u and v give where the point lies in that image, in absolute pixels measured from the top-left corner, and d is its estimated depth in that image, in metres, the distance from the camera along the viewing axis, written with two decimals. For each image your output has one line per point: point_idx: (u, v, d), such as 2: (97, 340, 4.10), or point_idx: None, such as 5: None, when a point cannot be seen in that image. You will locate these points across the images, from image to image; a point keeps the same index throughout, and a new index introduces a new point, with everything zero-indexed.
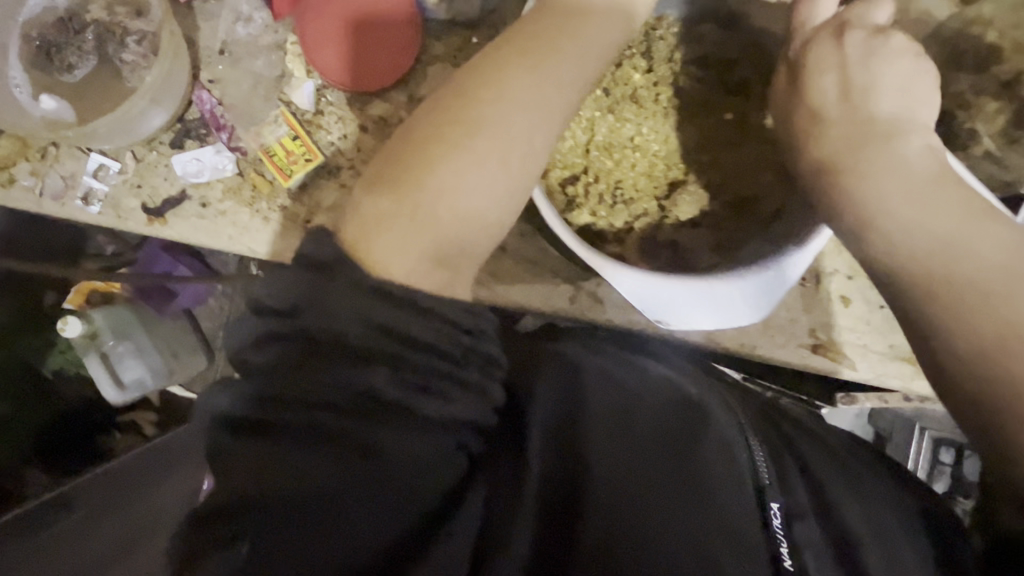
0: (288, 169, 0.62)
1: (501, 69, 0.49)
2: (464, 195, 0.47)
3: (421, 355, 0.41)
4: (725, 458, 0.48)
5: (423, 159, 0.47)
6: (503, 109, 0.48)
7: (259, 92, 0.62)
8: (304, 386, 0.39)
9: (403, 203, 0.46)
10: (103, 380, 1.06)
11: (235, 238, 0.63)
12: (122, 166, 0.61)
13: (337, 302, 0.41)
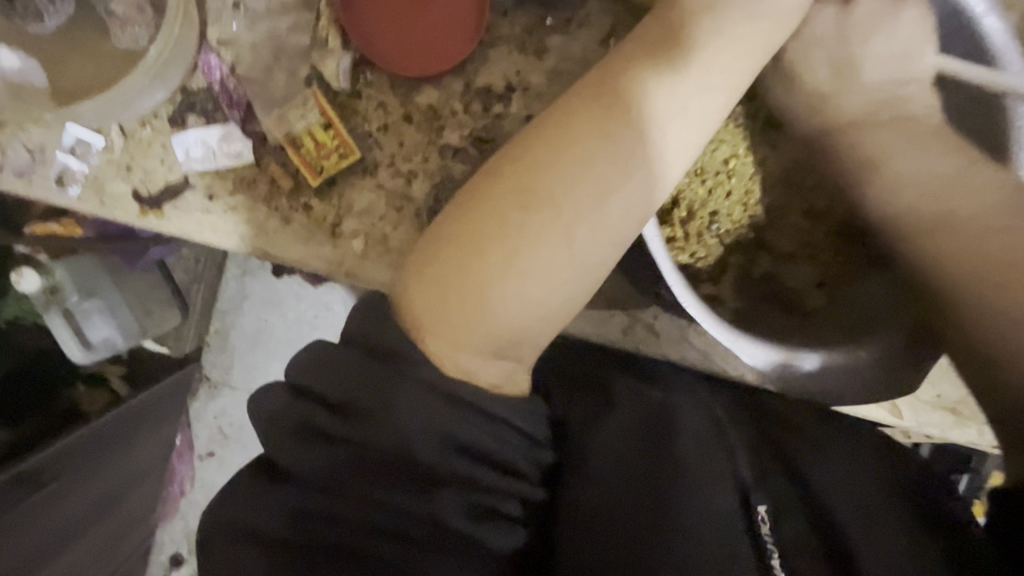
0: (317, 164, 0.52)
1: (581, 123, 0.39)
2: (535, 279, 0.37)
3: (428, 452, 0.35)
4: (712, 476, 0.43)
5: (484, 243, 0.37)
6: (585, 176, 0.38)
7: (283, 63, 0.51)
8: (312, 475, 0.36)
9: (461, 297, 0.37)
10: (67, 341, 0.87)
11: (246, 239, 0.52)
12: (108, 143, 0.50)
13: (359, 391, 0.36)
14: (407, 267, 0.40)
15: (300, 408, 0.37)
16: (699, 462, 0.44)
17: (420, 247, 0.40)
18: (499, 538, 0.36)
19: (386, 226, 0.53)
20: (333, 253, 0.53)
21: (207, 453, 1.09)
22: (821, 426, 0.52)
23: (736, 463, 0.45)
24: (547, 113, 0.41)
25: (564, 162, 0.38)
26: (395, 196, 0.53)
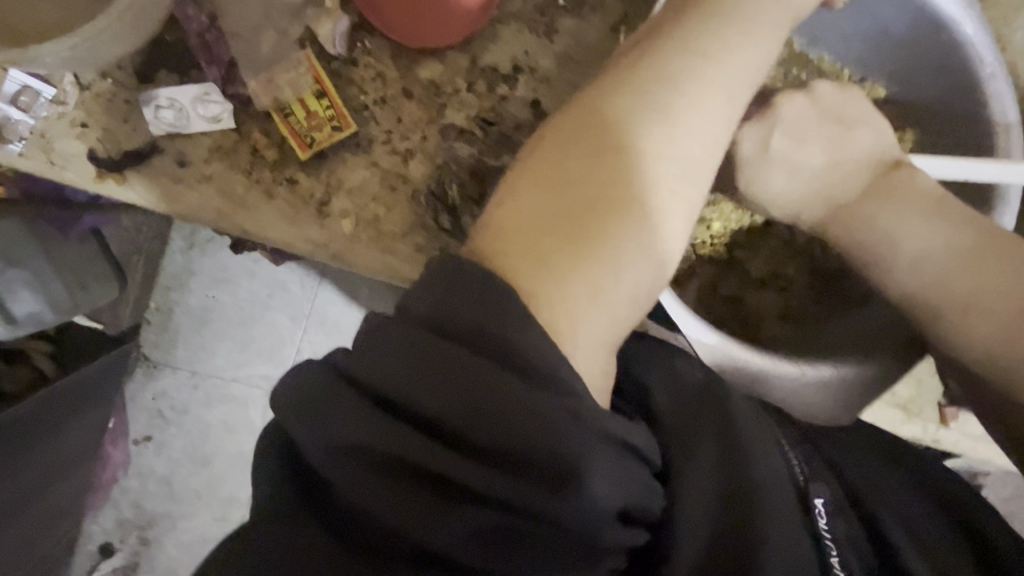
0: (307, 136, 0.47)
1: (675, 69, 0.36)
2: (630, 252, 0.32)
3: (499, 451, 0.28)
4: (776, 472, 0.35)
5: (604, 200, 0.33)
6: (693, 127, 0.35)
7: (272, 22, 0.46)
8: (351, 483, 0.28)
9: (571, 260, 0.31)
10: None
11: (222, 213, 0.47)
12: (60, 95, 0.44)
13: (428, 387, 0.28)
14: (483, 231, 0.33)
15: (347, 410, 0.28)
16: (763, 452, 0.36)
17: (496, 213, 0.33)
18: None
19: (379, 207, 0.50)
20: (321, 234, 0.49)
21: (144, 438, 1.00)
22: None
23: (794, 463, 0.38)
24: (629, 71, 0.36)
25: (674, 111, 0.35)
26: (391, 175, 0.50)
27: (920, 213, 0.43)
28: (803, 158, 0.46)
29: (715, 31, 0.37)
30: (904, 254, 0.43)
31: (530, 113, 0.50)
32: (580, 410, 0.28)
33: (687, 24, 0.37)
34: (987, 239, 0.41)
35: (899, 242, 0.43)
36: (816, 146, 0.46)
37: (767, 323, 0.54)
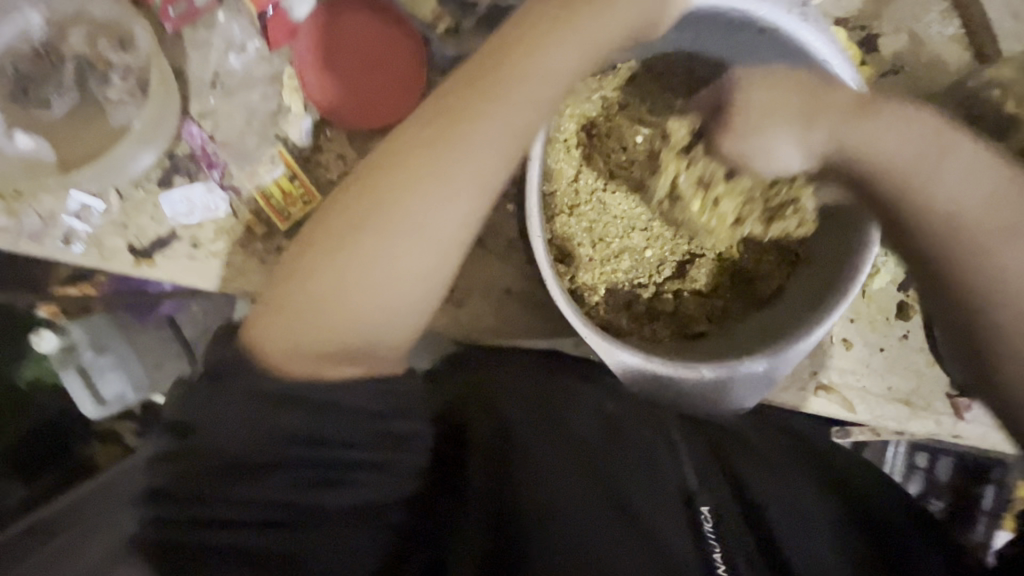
0: (285, 211, 0.59)
1: (438, 137, 0.44)
2: (373, 276, 0.44)
3: (235, 448, 0.42)
4: (649, 485, 0.50)
5: (345, 241, 0.44)
6: (443, 184, 0.43)
7: (254, 128, 0.59)
8: (207, 488, 0.42)
9: (328, 282, 0.44)
10: (82, 397, 0.90)
11: (229, 281, 0.60)
12: (106, 206, 0.58)
13: (214, 401, 0.43)
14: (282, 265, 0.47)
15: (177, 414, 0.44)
16: (627, 463, 0.51)
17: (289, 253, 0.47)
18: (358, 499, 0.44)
19: None
20: None
21: None
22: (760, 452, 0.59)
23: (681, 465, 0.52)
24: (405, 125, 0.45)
25: (422, 170, 0.43)
26: None
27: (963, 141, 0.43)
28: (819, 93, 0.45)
29: (482, 101, 0.44)
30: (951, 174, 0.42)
31: None
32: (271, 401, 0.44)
33: (454, 94, 0.44)
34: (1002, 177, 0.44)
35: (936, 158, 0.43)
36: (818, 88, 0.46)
37: (686, 321, 0.60)
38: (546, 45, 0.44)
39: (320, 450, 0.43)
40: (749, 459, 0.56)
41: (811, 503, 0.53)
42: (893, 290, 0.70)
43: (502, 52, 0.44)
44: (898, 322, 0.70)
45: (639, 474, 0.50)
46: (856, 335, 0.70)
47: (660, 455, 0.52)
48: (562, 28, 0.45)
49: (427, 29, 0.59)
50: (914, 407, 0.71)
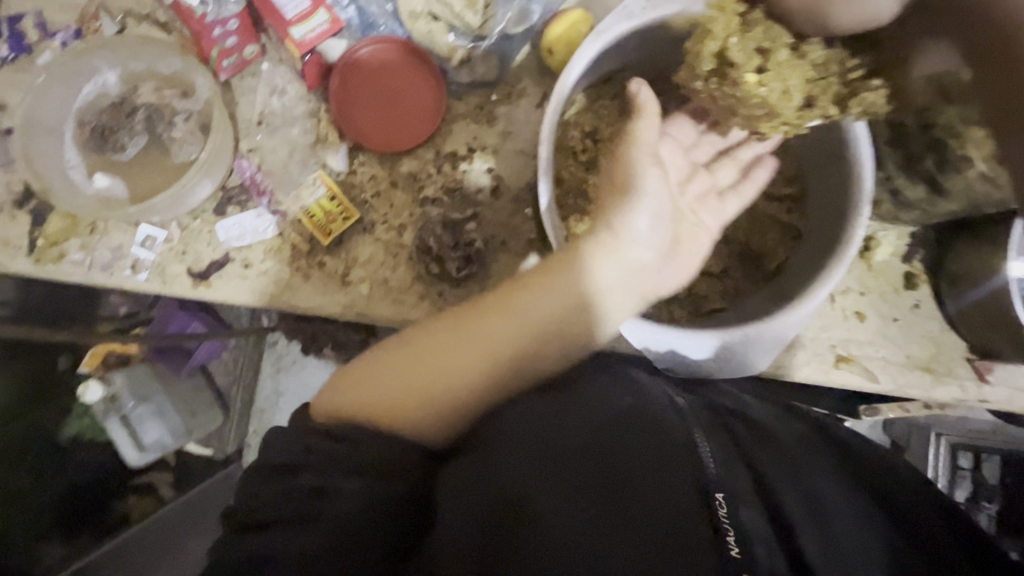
0: (327, 228, 0.65)
1: (547, 274, 0.48)
2: (480, 347, 0.47)
3: (296, 445, 0.43)
4: (652, 471, 0.39)
5: (471, 309, 0.48)
6: (529, 315, 0.48)
7: (296, 158, 0.66)
8: (259, 504, 0.40)
9: (407, 361, 0.47)
10: (125, 444, 1.03)
11: (277, 295, 0.66)
12: (167, 235, 0.64)
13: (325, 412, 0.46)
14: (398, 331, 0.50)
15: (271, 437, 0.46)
16: (647, 453, 0.41)
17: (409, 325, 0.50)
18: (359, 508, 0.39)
19: (387, 271, 0.67)
20: (347, 297, 0.67)
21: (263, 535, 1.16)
22: (766, 417, 0.53)
23: (700, 455, 0.41)
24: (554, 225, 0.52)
25: (523, 300, 0.48)
26: (390, 245, 0.67)
27: None
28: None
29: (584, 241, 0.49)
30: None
31: (486, 176, 0.67)
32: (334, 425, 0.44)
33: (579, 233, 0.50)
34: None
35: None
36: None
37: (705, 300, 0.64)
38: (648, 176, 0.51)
39: (368, 442, 0.42)
40: (779, 464, 0.46)
41: (846, 532, 0.42)
42: (898, 261, 0.73)
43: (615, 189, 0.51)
44: (908, 292, 0.73)
45: (643, 459, 0.40)
46: (869, 307, 0.73)
47: (663, 432, 0.42)
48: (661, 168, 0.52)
49: (444, 61, 0.67)
50: (936, 374, 0.73)
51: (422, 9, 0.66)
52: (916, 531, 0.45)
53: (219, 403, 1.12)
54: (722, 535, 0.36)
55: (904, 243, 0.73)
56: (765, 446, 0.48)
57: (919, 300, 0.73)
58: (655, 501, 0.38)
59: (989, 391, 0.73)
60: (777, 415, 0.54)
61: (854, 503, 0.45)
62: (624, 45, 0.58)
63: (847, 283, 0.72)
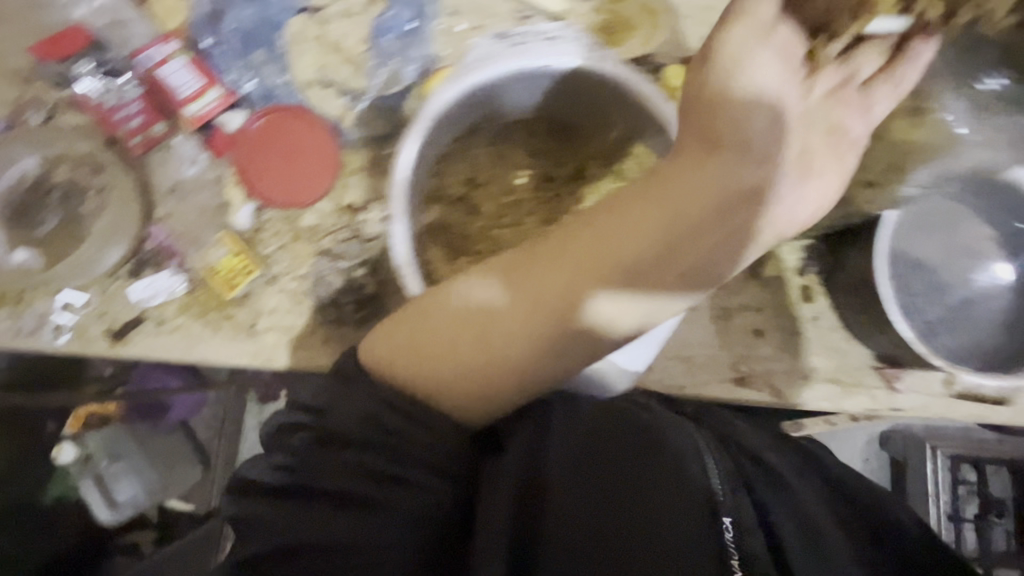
0: (232, 282, 0.70)
1: (614, 228, 0.48)
2: (533, 307, 0.50)
3: (337, 427, 0.47)
4: (673, 501, 0.45)
5: (533, 262, 0.50)
6: (576, 282, 0.48)
7: (204, 220, 0.72)
8: (311, 478, 0.46)
9: (465, 313, 0.51)
10: (97, 503, 1.16)
11: (190, 349, 0.70)
12: (86, 299, 0.69)
13: (329, 397, 0.48)
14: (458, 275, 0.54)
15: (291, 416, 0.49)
16: (657, 475, 0.46)
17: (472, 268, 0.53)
18: (397, 500, 0.45)
19: (291, 318, 0.71)
20: (254, 345, 0.71)
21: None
22: (761, 442, 0.60)
23: (712, 482, 0.46)
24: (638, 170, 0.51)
25: (573, 269, 0.49)
26: (294, 294, 0.71)
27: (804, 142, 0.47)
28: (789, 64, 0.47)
29: (633, 203, 0.49)
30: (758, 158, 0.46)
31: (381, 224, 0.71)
32: (377, 411, 0.47)
33: (635, 201, 0.49)
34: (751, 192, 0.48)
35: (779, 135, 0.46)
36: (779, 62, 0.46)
37: None
38: (749, 86, 0.46)
39: (402, 432, 0.46)
40: (777, 496, 0.54)
41: (836, 544, 0.52)
42: (797, 276, 0.74)
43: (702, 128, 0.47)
44: (807, 305, 0.74)
45: (661, 491, 0.45)
46: (769, 323, 0.74)
47: (685, 467, 0.47)
48: (727, 94, 0.46)
49: (337, 121, 0.72)
50: (844, 385, 0.73)
51: (314, 77, 0.72)
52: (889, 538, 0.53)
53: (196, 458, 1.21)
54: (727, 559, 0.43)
55: (796, 257, 0.74)
56: (758, 473, 0.55)
57: (818, 312, 0.74)
58: (665, 525, 0.44)
59: (900, 399, 0.73)
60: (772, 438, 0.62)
61: (809, 522, 0.53)
62: (495, 93, 0.60)
63: (745, 300, 0.74)
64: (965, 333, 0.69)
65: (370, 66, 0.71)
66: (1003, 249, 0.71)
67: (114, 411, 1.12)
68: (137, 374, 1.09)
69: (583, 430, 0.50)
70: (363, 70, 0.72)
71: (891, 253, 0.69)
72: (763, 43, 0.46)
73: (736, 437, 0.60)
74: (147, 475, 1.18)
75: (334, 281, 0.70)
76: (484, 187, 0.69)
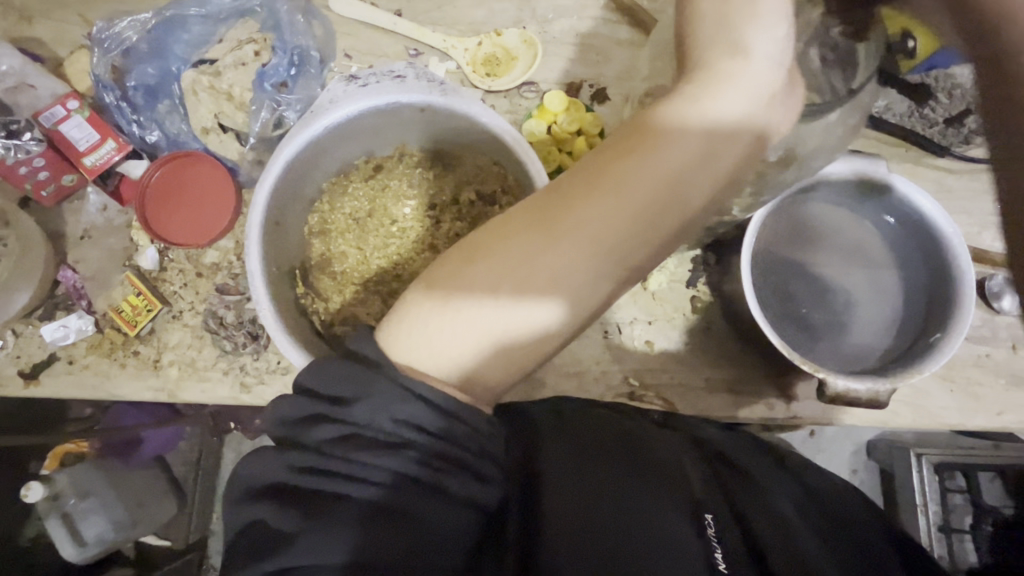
0: (134, 320, 0.73)
1: (548, 248, 0.44)
2: (533, 297, 0.45)
3: (392, 426, 0.40)
4: (671, 502, 0.48)
5: (534, 244, 0.44)
6: (600, 253, 0.44)
7: (113, 262, 0.76)
8: (366, 479, 0.38)
9: (514, 303, 0.44)
10: (63, 539, 1.10)
11: (97, 385, 0.73)
12: (2, 343, 0.73)
13: (350, 386, 0.41)
14: (446, 258, 0.47)
15: (298, 405, 0.41)
16: (665, 484, 0.49)
17: (449, 254, 0.47)
18: (467, 510, 0.40)
19: (194, 352, 0.74)
20: (158, 380, 0.73)
21: None
22: (743, 450, 0.63)
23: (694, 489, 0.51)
24: (615, 147, 0.46)
25: (591, 245, 0.44)
26: (197, 329, 0.74)
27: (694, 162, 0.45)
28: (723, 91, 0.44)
29: (634, 164, 0.44)
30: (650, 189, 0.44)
31: None
32: (413, 412, 0.41)
33: (630, 188, 0.44)
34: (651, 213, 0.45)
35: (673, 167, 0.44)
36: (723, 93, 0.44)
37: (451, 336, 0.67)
38: (720, 91, 0.44)
39: (472, 436, 0.42)
40: (751, 496, 0.55)
41: (816, 547, 0.51)
42: (682, 287, 0.76)
43: (671, 110, 0.45)
44: (697, 316, 0.75)
45: (663, 495, 0.48)
46: (658, 335, 0.75)
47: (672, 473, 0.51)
48: (717, 90, 0.44)
49: (235, 164, 0.77)
50: (741, 395, 0.73)
51: (212, 124, 0.77)
52: (856, 535, 0.56)
53: (171, 493, 1.25)
54: (712, 550, 0.47)
55: (686, 268, 0.76)
56: (739, 476, 0.57)
57: (708, 321, 0.75)
58: (687, 527, 0.47)
59: (797, 407, 0.72)
60: (749, 449, 0.64)
61: (785, 515, 0.54)
62: (357, 128, 0.66)
63: (634, 313, 0.75)
64: (854, 334, 0.70)
65: (250, 109, 0.75)
66: (884, 244, 0.71)
67: (88, 448, 1.10)
68: (112, 414, 1.09)
69: (579, 437, 0.49)
70: (247, 115, 0.76)
71: (759, 256, 0.71)
72: (765, 23, 0.44)
73: (717, 446, 0.62)
74: (117, 511, 1.16)
75: (225, 315, 0.74)
76: (364, 217, 0.72)
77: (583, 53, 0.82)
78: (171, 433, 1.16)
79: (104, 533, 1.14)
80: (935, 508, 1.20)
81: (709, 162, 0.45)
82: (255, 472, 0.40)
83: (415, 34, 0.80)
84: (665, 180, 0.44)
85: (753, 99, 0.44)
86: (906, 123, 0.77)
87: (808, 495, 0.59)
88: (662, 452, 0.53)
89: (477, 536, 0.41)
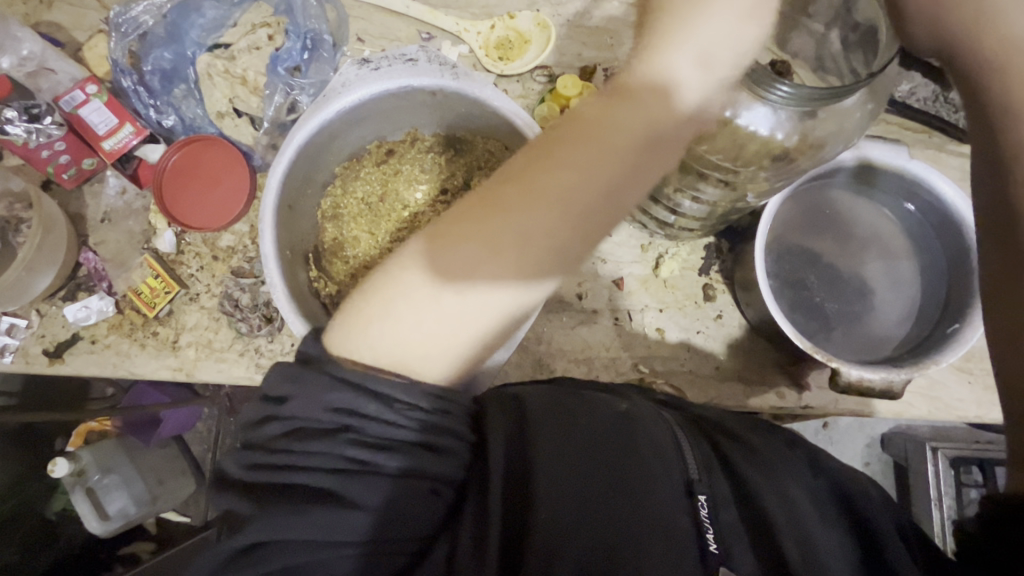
0: (152, 302, 0.75)
1: (492, 247, 0.44)
2: (476, 296, 0.45)
3: (323, 420, 0.41)
4: (654, 481, 0.47)
5: (472, 245, 0.44)
6: (545, 250, 0.45)
7: (131, 245, 0.78)
8: (313, 462, 0.39)
9: (474, 301, 0.45)
10: (89, 515, 1.13)
11: (118, 365, 0.75)
12: (27, 322, 0.75)
13: (288, 385, 0.42)
14: (400, 254, 0.47)
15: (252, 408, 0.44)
16: (646, 464, 0.48)
17: (411, 246, 0.47)
18: (417, 485, 0.41)
19: (211, 334, 0.75)
20: (176, 360, 0.74)
21: None
22: (746, 425, 0.62)
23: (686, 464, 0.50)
24: (557, 140, 0.46)
25: (534, 241, 0.44)
26: (214, 312, 0.76)
27: (641, 151, 0.45)
28: (688, 75, 0.44)
29: (567, 163, 0.44)
30: (591, 183, 0.44)
31: None
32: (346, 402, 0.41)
33: (567, 182, 0.44)
34: (594, 206, 0.45)
35: (618, 159, 0.44)
36: (687, 74, 0.44)
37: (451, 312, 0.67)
38: (681, 80, 0.44)
39: (424, 419, 0.42)
40: (759, 476, 0.53)
41: (814, 535, 0.50)
42: (694, 275, 0.75)
43: (612, 109, 0.45)
44: (708, 304, 0.75)
45: (643, 473, 0.47)
46: (669, 322, 0.74)
47: (663, 453, 0.50)
48: (660, 89, 0.44)
49: (249, 149, 0.78)
50: (751, 383, 0.72)
51: (225, 109, 0.78)
52: None
53: (189, 471, 1.26)
54: (705, 533, 0.46)
55: (698, 256, 0.75)
56: (744, 453, 0.56)
57: (720, 309, 0.74)
58: (666, 503, 0.46)
59: (809, 396, 0.72)
60: (755, 424, 0.63)
61: (793, 502, 0.52)
62: (368, 112, 0.66)
63: (644, 300, 0.75)
64: (868, 323, 0.69)
65: (265, 94, 0.76)
66: (901, 231, 0.71)
67: (110, 428, 1.15)
68: (135, 393, 1.10)
69: (557, 417, 0.48)
70: (261, 100, 0.77)
71: (773, 244, 0.70)
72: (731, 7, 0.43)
73: (723, 424, 0.61)
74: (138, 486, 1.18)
75: (240, 298, 0.75)
76: (375, 201, 0.73)
77: (597, 36, 0.80)
78: (194, 411, 1.15)
79: (125, 506, 1.16)
80: (949, 502, 1.17)
81: (651, 152, 0.45)
82: (221, 467, 0.43)
83: (427, 17, 0.80)
84: (606, 171, 0.44)
85: (697, 98, 0.45)
86: (929, 109, 0.76)
87: (817, 475, 0.58)
88: (647, 429, 0.51)
89: (440, 505, 0.41)
